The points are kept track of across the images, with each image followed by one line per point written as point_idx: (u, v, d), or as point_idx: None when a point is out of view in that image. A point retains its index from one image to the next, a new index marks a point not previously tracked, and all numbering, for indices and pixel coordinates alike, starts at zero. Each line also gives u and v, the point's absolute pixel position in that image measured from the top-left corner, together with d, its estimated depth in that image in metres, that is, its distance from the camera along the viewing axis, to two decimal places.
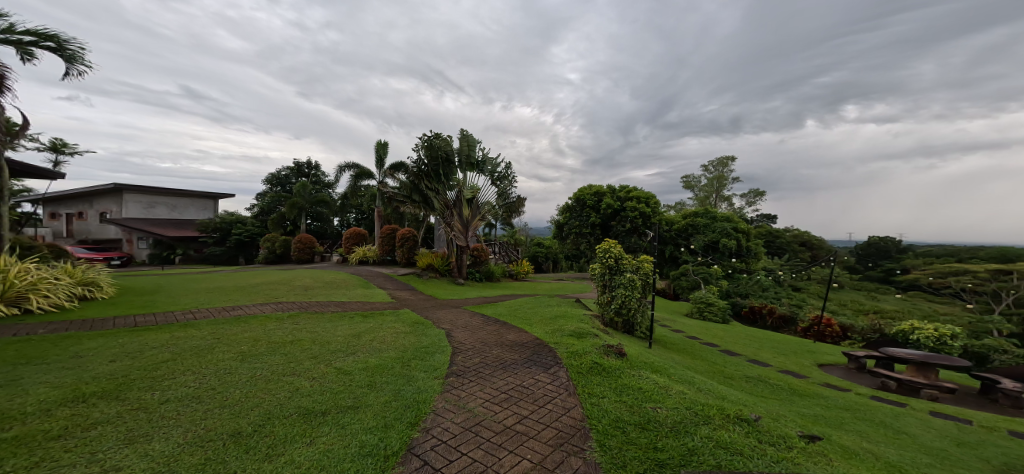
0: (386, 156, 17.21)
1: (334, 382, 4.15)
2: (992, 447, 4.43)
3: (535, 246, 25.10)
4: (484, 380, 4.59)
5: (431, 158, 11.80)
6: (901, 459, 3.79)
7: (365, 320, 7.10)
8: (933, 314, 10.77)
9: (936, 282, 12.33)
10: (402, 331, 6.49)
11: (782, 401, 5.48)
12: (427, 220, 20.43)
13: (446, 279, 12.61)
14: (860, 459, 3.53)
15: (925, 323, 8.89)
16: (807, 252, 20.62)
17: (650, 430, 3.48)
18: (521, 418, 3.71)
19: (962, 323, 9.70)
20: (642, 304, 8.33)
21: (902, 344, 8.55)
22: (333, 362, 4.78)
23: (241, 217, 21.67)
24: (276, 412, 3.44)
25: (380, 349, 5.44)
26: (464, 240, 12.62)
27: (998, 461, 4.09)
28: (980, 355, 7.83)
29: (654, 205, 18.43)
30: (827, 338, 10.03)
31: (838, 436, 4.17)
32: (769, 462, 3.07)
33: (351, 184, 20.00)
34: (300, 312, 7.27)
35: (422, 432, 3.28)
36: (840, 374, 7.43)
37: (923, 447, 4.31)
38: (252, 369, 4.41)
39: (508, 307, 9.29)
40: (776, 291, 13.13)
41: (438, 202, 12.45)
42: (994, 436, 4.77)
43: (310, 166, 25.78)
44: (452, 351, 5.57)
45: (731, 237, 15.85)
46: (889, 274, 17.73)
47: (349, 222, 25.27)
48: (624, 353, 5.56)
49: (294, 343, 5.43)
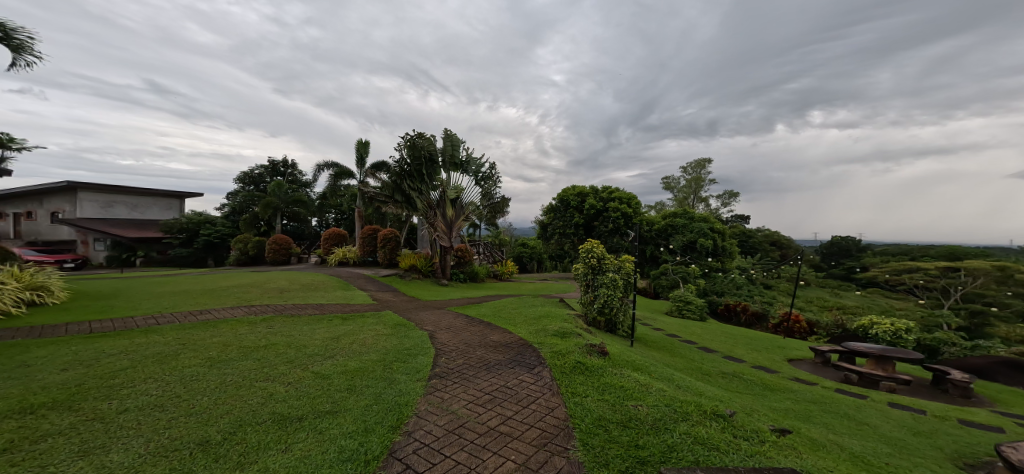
0: (367, 155, 16.86)
1: (311, 387, 4.04)
2: (943, 435, 4.74)
3: (519, 246, 25.18)
4: (468, 381, 4.56)
5: (414, 158, 11.67)
6: (863, 450, 3.99)
7: (344, 322, 6.92)
8: (890, 309, 11.42)
9: (893, 278, 13.07)
10: (383, 334, 6.37)
11: (755, 395, 5.68)
12: (409, 220, 20.15)
13: (429, 280, 12.45)
14: (826, 451, 3.69)
15: (884, 318, 9.38)
16: (777, 252, 21.55)
17: (631, 428, 3.54)
18: (505, 419, 3.71)
19: (915, 317, 10.30)
20: (624, 304, 8.49)
21: (863, 338, 9.03)
22: (310, 366, 4.65)
23: (210, 217, 20.77)
24: (249, 418, 3.33)
25: (359, 352, 5.32)
26: (448, 241, 12.51)
27: (950, 449, 4.36)
28: (931, 348, 8.32)
29: (636, 205, 18.80)
30: (795, 333, 10.49)
31: (806, 429, 4.35)
32: (743, 456, 3.17)
33: (330, 184, 19.48)
34: (274, 315, 7.02)
35: (404, 435, 3.24)
36: (808, 368, 7.75)
37: (884, 437, 4.56)
38: (221, 375, 4.24)
39: (492, 307, 9.33)
40: (749, 289, 13.60)
41: (421, 202, 12.23)
42: (946, 424, 5.09)
43: (285, 164, 25.04)
44: (435, 353, 5.53)
45: (707, 237, 16.37)
46: (851, 272, 18.77)
47: (328, 222, 24.67)
48: (606, 352, 5.64)
49: (268, 348, 5.25)
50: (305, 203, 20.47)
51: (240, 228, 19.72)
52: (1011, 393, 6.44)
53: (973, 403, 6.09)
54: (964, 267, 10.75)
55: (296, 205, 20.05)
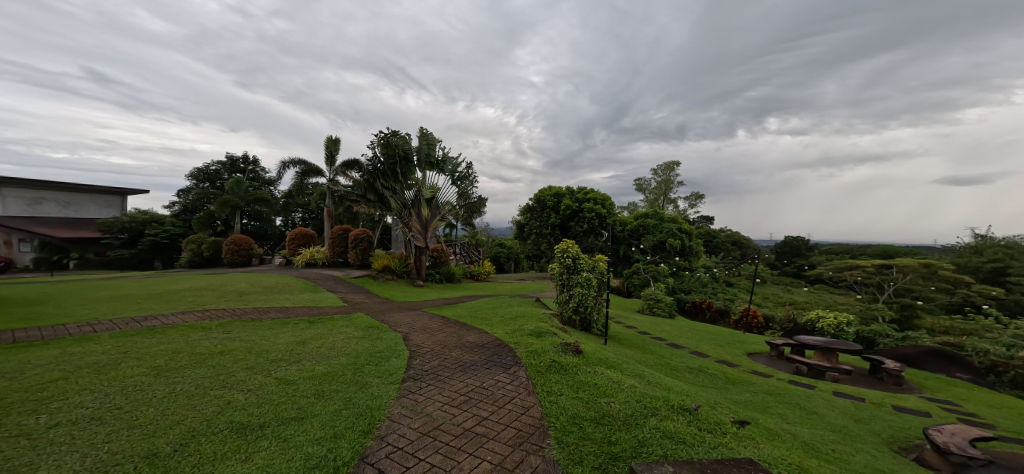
0: (337, 152, 16.31)
1: (274, 394, 3.85)
2: (881, 421, 5.15)
3: (497, 246, 25.13)
4: (443, 383, 4.51)
5: (388, 156, 11.43)
6: (813, 438, 4.26)
7: (312, 326, 6.67)
8: (834, 303, 12.30)
9: (836, 275, 14.08)
10: (354, 337, 6.17)
11: (718, 389, 5.95)
12: (382, 220, 19.69)
13: (404, 281, 12.18)
14: (781, 440, 3.92)
15: (829, 312, 10.07)
16: (738, 251, 22.68)
17: (604, 425, 3.62)
18: (480, 420, 3.69)
19: (855, 310, 11.10)
20: (599, 302, 8.66)
21: (811, 331, 9.64)
22: (272, 372, 4.44)
23: (157, 216, 19.38)
24: (203, 428, 3.14)
25: (328, 356, 5.14)
26: (423, 241, 12.30)
27: (886, 434, 4.75)
28: (868, 339, 8.97)
29: (609, 206, 19.22)
30: (753, 328, 11.09)
31: (764, 419, 4.60)
32: (707, 448, 3.30)
33: (296, 182, 18.66)
34: (232, 320, 6.64)
35: (376, 440, 3.15)
36: (765, 361, 8.20)
37: (829, 424, 4.90)
38: (170, 384, 3.97)
39: (469, 308, 9.24)
40: (714, 286, 14.24)
41: (395, 202, 12.01)
42: (882, 411, 5.54)
43: (246, 160, 23.78)
44: (408, 355, 5.42)
45: (676, 237, 16.98)
46: (801, 270, 20.13)
47: (294, 222, 23.75)
48: (580, 351, 5.73)
49: (225, 354, 4.97)
50: (268, 202, 19.49)
51: (194, 228, 18.44)
52: (936, 380, 7.08)
53: (904, 390, 6.65)
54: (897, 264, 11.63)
55: (258, 203, 19.03)
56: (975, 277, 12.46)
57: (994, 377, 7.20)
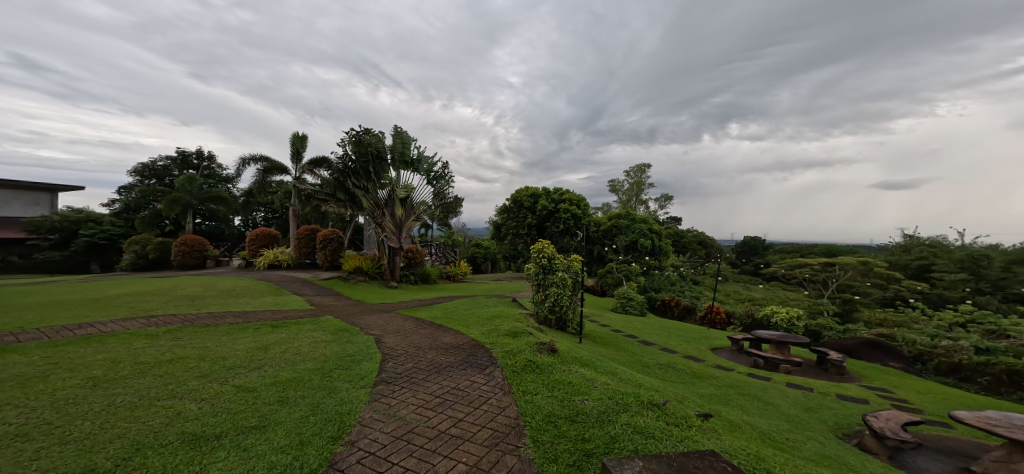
0: (305, 149, 15.67)
1: (232, 402, 3.64)
2: (827, 410, 5.51)
3: (473, 247, 24.93)
4: (417, 385, 4.42)
5: (360, 155, 11.10)
6: (770, 428, 4.49)
7: (274, 331, 6.36)
8: (787, 299, 13.08)
9: (788, 273, 15.00)
10: (322, 341, 5.94)
11: (685, 384, 6.17)
12: (352, 219, 19.11)
13: (378, 283, 11.86)
14: (741, 431, 4.11)
15: (782, 308, 10.67)
16: (703, 251, 23.64)
17: (578, 422, 3.67)
18: (456, 421, 3.65)
19: (803, 305, 11.81)
20: (574, 301, 8.75)
21: (766, 326, 10.16)
22: (229, 379, 4.19)
23: (96, 215, 17.88)
24: (150, 440, 2.92)
25: (293, 361, 4.92)
26: (397, 241, 12.02)
27: (831, 421, 5.09)
28: (815, 332, 9.58)
29: (584, 206, 19.53)
30: (716, 324, 11.59)
31: (726, 412, 4.81)
32: (674, 441, 3.41)
33: (257, 180, 17.62)
34: (183, 326, 6.23)
35: (347, 445, 3.05)
36: (727, 356, 8.56)
37: (784, 414, 5.18)
38: (111, 396, 3.66)
39: (444, 309, 9.10)
40: (682, 285, 14.76)
41: (367, 201, 11.65)
42: (828, 400, 5.93)
43: (199, 156, 22.48)
44: (381, 358, 5.28)
45: (647, 237, 17.49)
46: (759, 268, 21.28)
47: (256, 222, 22.58)
48: (555, 350, 5.79)
49: (174, 362, 4.65)
50: (226, 200, 18.42)
51: (138, 228, 17.03)
52: (874, 368, 7.64)
53: (845, 378, 7.15)
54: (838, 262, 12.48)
55: (215, 202, 17.89)
56: (904, 273, 13.56)
57: (921, 364, 7.77)
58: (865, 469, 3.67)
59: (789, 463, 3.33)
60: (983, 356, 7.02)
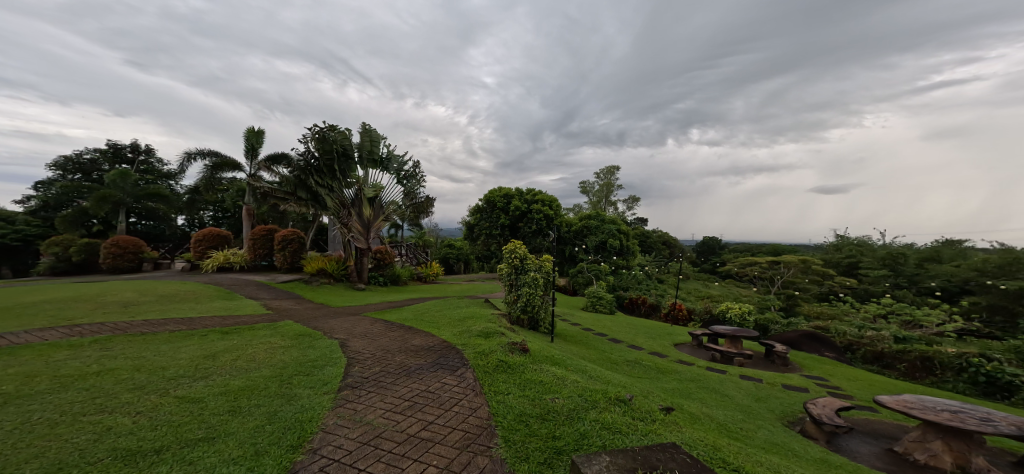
0: (260, 145, 14.86)
1: (174, 414, 3.37)
2: (776, 399, 5.88)
3: (445, 247, 24.63)
4: (385, 389, 4.29)
5: (323, 152, 10.63)
6: (726, 419, 4.73)
7: (224, 338, 5.96)
8: (741, 295, 13.87)
9: (741, 271, 15.93)
10: (279, 347, 5.63)
11: (650, 379, 6.39)
12: (315, 219, 18.39)
13: (343, 285, 11.44)
14: (701, 423, 4.30)
15: (736, 304, 11.25)
16: (668, 250, 24.57)
17: (549, 420, 3.70)
18: (426, 424, 3.58)
19: (754, 301, 12.54)
20: (546, 301, 8.83)
21: (722, 321, 10.64)
22: (171, 391, 3.87)
23: (9, 215, 16.12)
24: (75, 459, 2.65)
25: (246, 369, 4.62)
26: (364, 242, 11.69)
27: (778, 410, 5.44)
28: (763, 326, 10.17)
29: (556, 208, 19.77)
30: (678, 321, 12.10)
31: (688, 405, 5.01)
32: (640, 435, 3.51)
33: (205, 177, 16.30)
34: (114, 336, 5.70)
35: (309, 453, 2.92)
36: (688, 351, 8.93)
37: (738, 405, 5.47)
38: (25, 413, 3.28)
39: (415, 311, 8.93)
40: (648, 284, 15.27)
41: (332, 200, 11.08)
42: (775, 390, 6.32)
43: (134, 149, 20.90)
44: (345, 363, 5.07)
45: (616, 237, 17.96)
46: (716, 267, 22.41)
47: (203, 222, 21.35)
48: (527, 349, 5.81)
49: (104, 375, 4.23)
50: (165, 198, 17.00)
51: (59, 228, 15.56)
52: (815, 359, 8.20)
53: (789, 369, 7.64)
54: (782, 261, 13.45)
55: (152, 199, 16.49)
56: (836, 269, 14.71)
57: (851, 354, 8.32)
58: (807, 454, 3.93)
59: (743, 451, 3.51)
60: (901, 345, 7.73)
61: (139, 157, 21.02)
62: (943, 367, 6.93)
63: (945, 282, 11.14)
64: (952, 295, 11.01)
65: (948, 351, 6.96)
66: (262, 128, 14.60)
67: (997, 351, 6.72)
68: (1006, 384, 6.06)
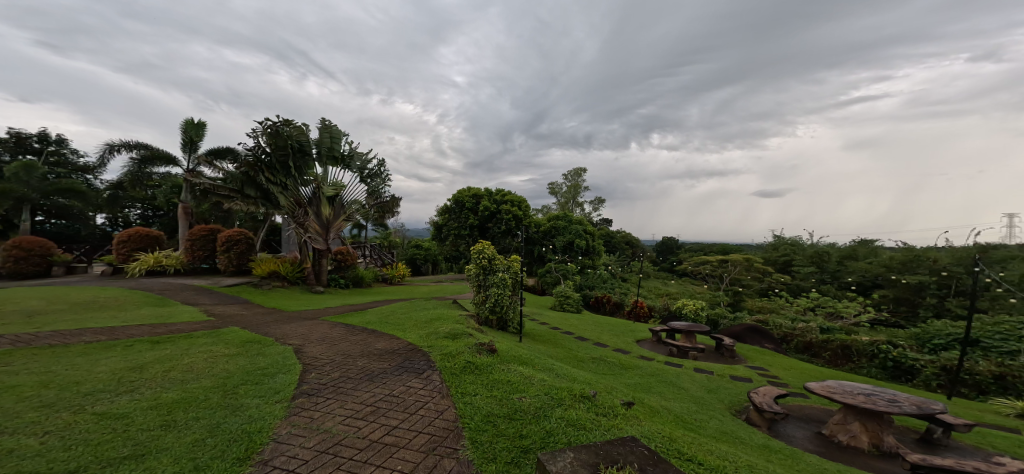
0: (200, 137, 13.88)
1: (93, 432, 3.06)
2: (725, 390, 6.26)
3: (412, 248, 24.14)
4: (345, 395, 4.17)
5: (274, 147, 10.05)
6: (683, 411, 4.98)
7: (156, 347, 5.47)
8: (696, 292, 14.62)
9: (695, 270, 16.81)
10: (221, 355, 5.24)
11: (614, 375, 6.59)
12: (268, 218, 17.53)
13: (300, 288, 10.94)
14: (659, 416, 4.50)
15: (692, 301, 11.81)
16: (630, 250, 25.43)
17: (516, 420, 3.75)
18: (389, 429, 3.52)
19: (708, 297, 13.27)
20: (513, 301, 8.87)
21: (678, 317, 11.18)
22: (88, 407, 3.49)
23: None
24: None
25: (182, 380, 4.27)
26: (323, 243, 11.38)
27: (727, 400, 5.80)
28: (714, 321, 10.77)
29: (525, 208, 19.96)
30: (639, 318, 12.58)
31: (650, 400, 5.22)
32: (603, 431, 3.63)
33: (133, 171, 15.03)
34: (17, 349, 5.05)
35: (259, 465, 2.79)
36: (649, 346, 9.30)
37: (692, 397, 5.78)
38: None
39: (379, 313, 8.71)
40: (613, 283, 15.72)
41: (286, 198, 10.63)
42: (725, 381, 6.71)
43: (43, 139, 18.83)
44: (300, 369, 4.86)
45: (582, 238, 18.37)
46: (674, 265, 23.49)
47: (128, 220, 19.66)
48: (495, 349, 5.84)
49: (6, 392, 3.74)
50: (82, 194, 15.28)
51: None
52: (756, 350, 8.74)
53: (735, 360, 8.14)
54: (729, 259, 14.09)
55: (64, 195, 14.77)
56: (773, 266, 15.85)
57: (787, 344, 8.91)
58: (753, 441, 4.22)
59: (697, 442, 3.70)
60: (825, 335, 8.41)
61: (48, 148, 18.95)
62: (858, 354, 7.63)
63: (861, 276, 12.23)
64: (866, 289, 12.33)
65: (862, 339, 7.67)
66: (205, 122, 13.77)
67: (901, 339, 7.56)
68: (910, 368, 6.83)
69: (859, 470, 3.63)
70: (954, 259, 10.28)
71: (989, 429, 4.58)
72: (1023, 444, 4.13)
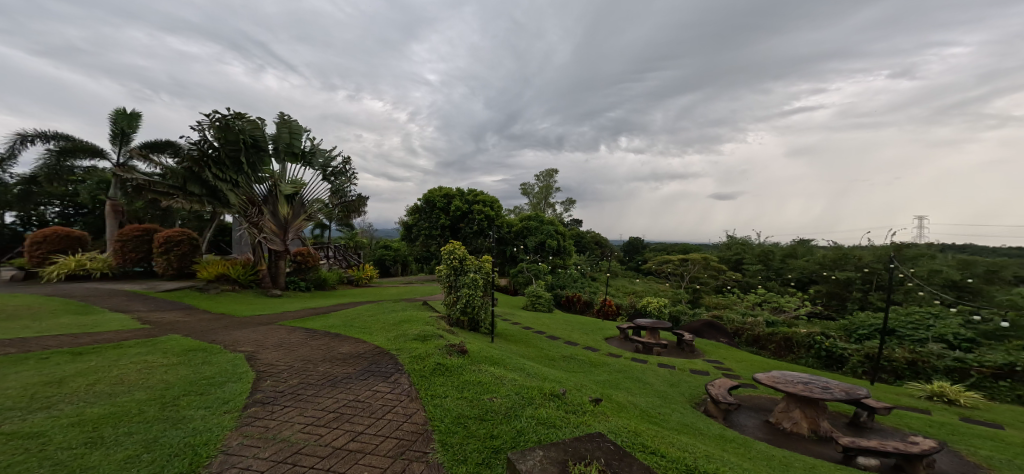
0: (132, 129, 12.89)
1: (3, 454, 2.80)
2: (687, 383, 6.55)
3: (381, 248, 23.59)
4: (305, 402, 4.02)
5: (223, 141, 9.49)
6: (648, 405, 5.16)
7: (77, 359, 5.04)
8: (660, 289, 15.15)
9: (658, 269, 17.42)
10: (158, 365, 4.92)
11: (583, 373, 6.73)
12: (216, 218, 16.55)
13: (254, 292, 10.45)
14: (625, 411, 4.65)
15: (657, 298, 12.21)
16: (599, 250, 26.02)
17: (487, 420, 3.76)
18: (354, 435, 3.44)
19: (672, 294, 13.79)
20: (485, 302, 8.85)
21: (644, 314, 11.56)
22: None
23: None
24: None
25: (111, 393, 3.98)
26: (281, 244, 10.94)
27: (688, 394, 6.06)
28: (676, 317, 11.21)
29: (497, 208, 20.02)
30: (607, 316, 12.87)
31: (618, 396, 5.38)
32: (573, 428, 3.71)
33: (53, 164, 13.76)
34: None
35: None
36: (617, 343, 9.56)
37: (657, 391, 6.00)
38: None
39: (345, 317, 8.46)
40: (583, 282, 16.01)
41: (237, 196, 10.13)
42: (685, 375, 7.01)
43: None
44: (253, 377, 4.65)
45: (553, 238, 18.59)
46: (640, 265, 24.25)
47: (45, 219, 17.42)
48: (466, 351, 5.82)
49: None
50: None
51: None
52: (713, 344, 9.18)
53: (694, 354, 8.53)
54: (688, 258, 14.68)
55: None
56: (726, 264, 16.72)
57: (738, 338, 9.42)
58: (711, 431, 4.45)
59: (661, 435, 3.85)
60: (770, 328, 8.96)
61: None
62: (798, 345, 8.19)
63: (799, 273, 13.16)
64: (803, 284, 13.27)
65: (800, 331, 8.25)
66: (139, 112, 12.77)
67: (833, 330, 8.21)
68: (840, 356, 7.40)
69: (802, 455, 3.90)
70: (875, 256, 11.29)
71: (905, 411, 5.05)
72: (933, 423, 4.59)
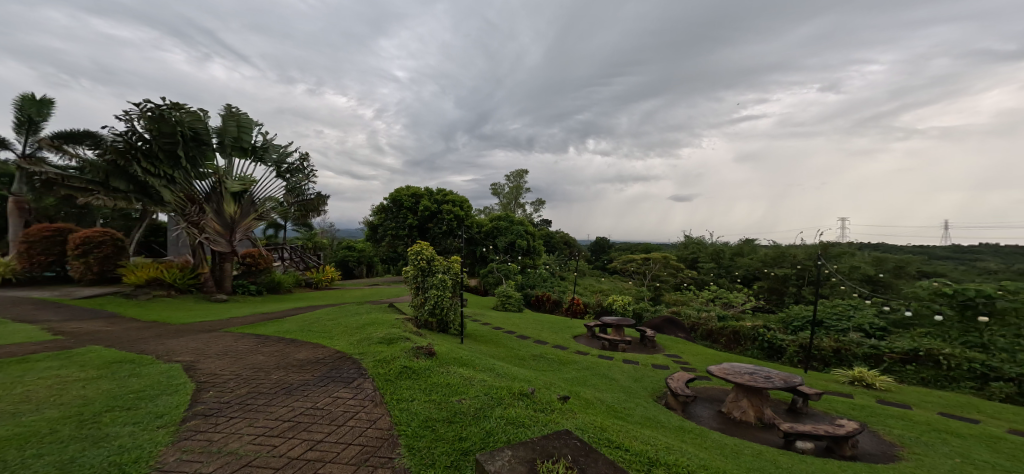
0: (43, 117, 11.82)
1: None
2: (649, 378, 6.77)
3: (344, 249, 22.79)
4: (256, 412, 3.80)
5: (157, 132, 8.78)
6: (614, 401, 5.27)
7: None
8: (624, 287, 15.58)
9: (623, 268, 17.91)
10: (76, 380, 4.49)
11: (553, 371, 6.79)
12: (149, 217, 15.33)
13: (195, 296, 9.80)
14: (591, 407, 4.73)
15: (622, 296, 12.53)
16: (568, 250, 26.40)
17: (455, 422, 3.71)
18: (313, 444, 3.29)
19: (637, 291, 14.19)
20: (454, 303, 8.74)
21: (610, 312, 11.83)
22: None
23: None
24: None
25: (18, 412, 3.59)
26: (226, 245, 10.40)
27: (649, 388, 6.26)
28: (639, 314, 11.55)
29: (466, 209, 19.89)
30: (574, 314, 13.04)
31: (586, 393, 5.46)
32: (542, 426, 3.73)
33: None
34: None
35: None
36: (585, 341, 9.72)
37: (623, 387, 6.14)
38: None
39: (305, 321, 8.10)
40: (552, 282, 16.17)
41: (173, 193, 9.35)
42: (648, 370, 7.23)
43: None
44: (193, 389, 4.34)
45: (524, 238, 18.66)
46: (607, 264, 24.80)
47: None
48: (433, 353, 5.72)
49: None
50: None
51: None
52: (672, 340, 9.54)
53: (655, 349, 8.84)
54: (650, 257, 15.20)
55: None
56: (684, 263, 17.45)
57: (695, 333, 9.85)
58: (672, 423, 4.61)
59: (625, 429, 3.94)
60: (721, 323, 9.44)
61: None
62: (744, 338, 8.64)
63: (745, 270, 13.91)
64: (749, 281, 14.13)
65: (747, 325, 8.69)
66: (51, 98, 11.79)
67: (775, 323, 8.77)
68: (779, 347, 7.89)
69: (750, 441, 4.13)
70: (806, 253, 12.26)
71: (834, 396, 5.47)
72: (856, 406, 4.99)
